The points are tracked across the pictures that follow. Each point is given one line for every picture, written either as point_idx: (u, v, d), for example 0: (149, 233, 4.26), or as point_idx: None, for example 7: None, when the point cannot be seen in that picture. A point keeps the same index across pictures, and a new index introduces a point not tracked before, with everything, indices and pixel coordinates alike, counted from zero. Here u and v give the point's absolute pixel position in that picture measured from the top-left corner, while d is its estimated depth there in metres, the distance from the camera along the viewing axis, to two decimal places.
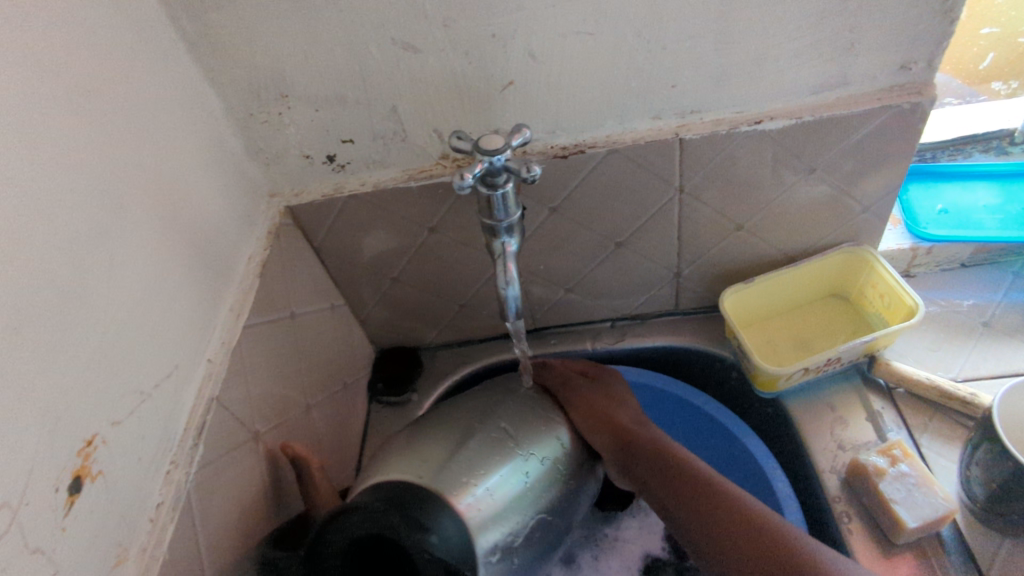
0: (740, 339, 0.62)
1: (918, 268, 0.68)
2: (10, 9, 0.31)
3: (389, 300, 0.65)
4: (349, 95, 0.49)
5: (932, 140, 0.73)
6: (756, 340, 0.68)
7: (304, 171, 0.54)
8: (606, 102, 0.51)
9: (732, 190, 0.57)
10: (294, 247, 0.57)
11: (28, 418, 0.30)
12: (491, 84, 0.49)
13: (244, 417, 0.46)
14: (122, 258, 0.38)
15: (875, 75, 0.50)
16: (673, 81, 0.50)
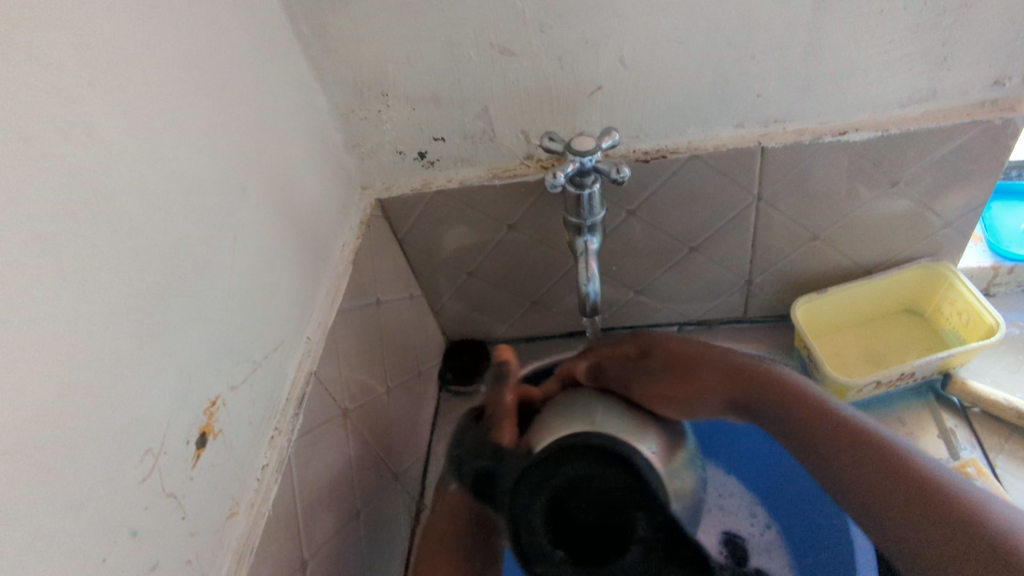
0: (810, 350, 0.62)
1: (997, 287, 0.67)
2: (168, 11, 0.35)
3: (463, 293, 0.68)
4: (445, 96, 0.52)
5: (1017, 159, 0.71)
6: (825, 351, 0.67)
7: (396, 166, 0.57)
8: (690, 109, 0.52)
9: (810, 200, 0.58)
10: (382, 238, 0.60)
11: (167, 375, 0.33)
12: (581, 89, 0.51)
13: (336, 393, 0.49)
14: (243, 237, 0.41)
15: (967, 90, 0.50)
16: (759, 90, 0.51)
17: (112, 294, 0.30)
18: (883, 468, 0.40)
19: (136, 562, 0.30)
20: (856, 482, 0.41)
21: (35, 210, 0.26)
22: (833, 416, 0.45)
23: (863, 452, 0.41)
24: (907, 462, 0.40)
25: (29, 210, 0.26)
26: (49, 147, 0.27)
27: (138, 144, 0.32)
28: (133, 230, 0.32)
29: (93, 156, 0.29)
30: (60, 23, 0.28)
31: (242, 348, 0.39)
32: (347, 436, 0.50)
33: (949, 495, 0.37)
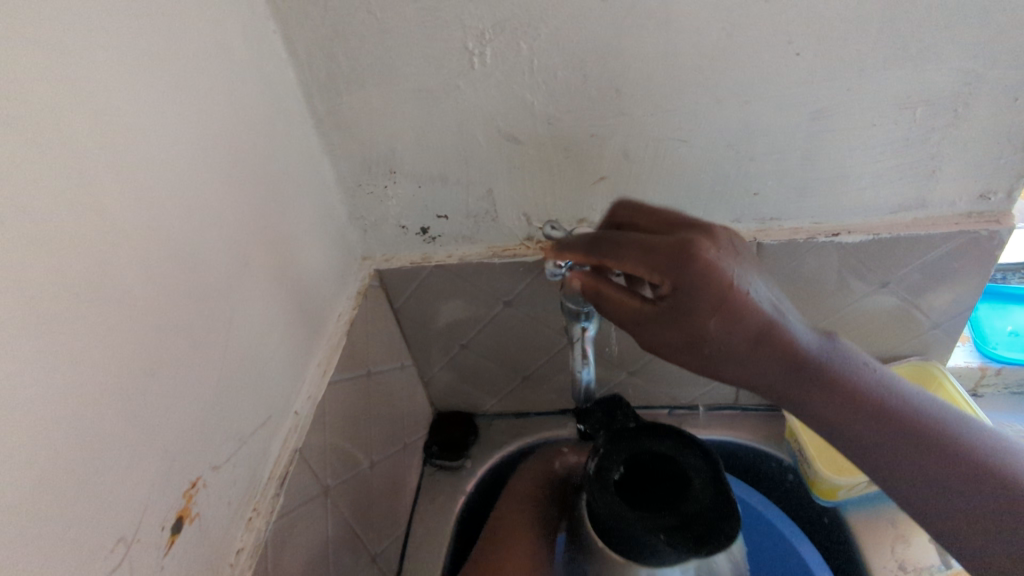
0: (801, 443, 0.62)
1: (985, 388, 0.67)
2: (189, 91, 0.36)
3: (455, 366, 0.68)
4: (451, 176, 0.53)
5: (1004, 262, 0.73)
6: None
7: (397, 239, 0.58)
8: (690, 203, 0.53)
9: (804, 295, 0.59)
10: (377, 308, 0.60)
11: (149, 456, 0.32)
12: (584, 178, 0.52)
13: (320, 468, 0.47)
14: (241, 309, 0.41)
15: (954, 201, 0.52)
16: (756, 189, 0.52)
17: (100, 371, 0.29)
18: (898, 438, 0.40)
19: None
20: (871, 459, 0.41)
21: (30, 286, 0.26)
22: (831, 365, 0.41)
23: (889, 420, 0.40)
24: (904, 421, 0.40)
25: (23, 286, 0.25)
26: (52, 222, 0.27)
27: (143, 217, 0.32)
28: (129, 304, 0.31)
29: (97, 231, 0.29)
30: (79, 101, 0.29)
31: (230, 424, 0.38)
32: (327, 516, 0.48)
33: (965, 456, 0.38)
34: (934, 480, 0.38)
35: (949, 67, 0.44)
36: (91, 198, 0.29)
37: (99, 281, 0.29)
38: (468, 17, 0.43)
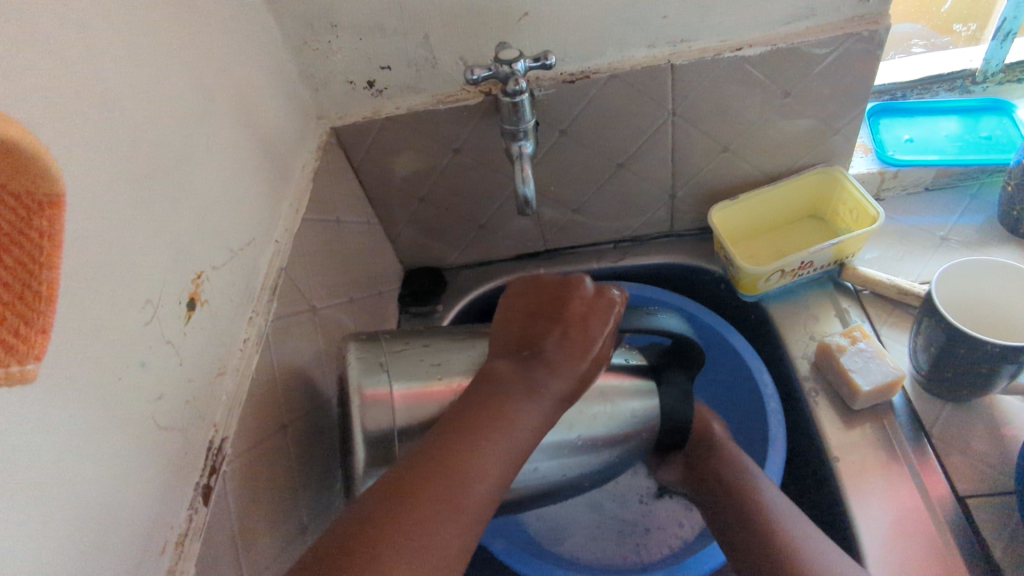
0: (725, 248, 0.70)
1: (887, 192, 0.77)
2: None
3: (417, 220, 0.74)
4: (389, 25, 0.57)
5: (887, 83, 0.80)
6: (740, 252, 0.76)
7: (348, 95, 0.63)
8: (609, 32, 0.59)
9: (720, 114, 0.65)
10: (338, 165, 0.66)
11: (161, 244, 0.38)
12: (510, 15, 0.57)
13: (305, 290, 0.54)
14: (216, 141, 0.46)
15: (839, 7, 0.58)
16: (665, 12, 0.58)
17: (120, 158, 0.35)
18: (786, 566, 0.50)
19: (146, 387, 0.35)
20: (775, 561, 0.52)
21: (56, 71, 0.31)
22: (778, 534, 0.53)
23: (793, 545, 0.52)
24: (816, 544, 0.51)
25: (41, 78, 0.30)
26: (64, 24, 0.31)
27: (126, 39, 0.37)
28: (131, 111, 0.36)
29: (100, 41, 0.34)
30: None
31: (222, 237, 0.45)
32: (317, 329, 0.56)
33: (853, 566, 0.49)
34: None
35: None
36: (91, 9, 0.34)
37: (108, 85, 0.34)
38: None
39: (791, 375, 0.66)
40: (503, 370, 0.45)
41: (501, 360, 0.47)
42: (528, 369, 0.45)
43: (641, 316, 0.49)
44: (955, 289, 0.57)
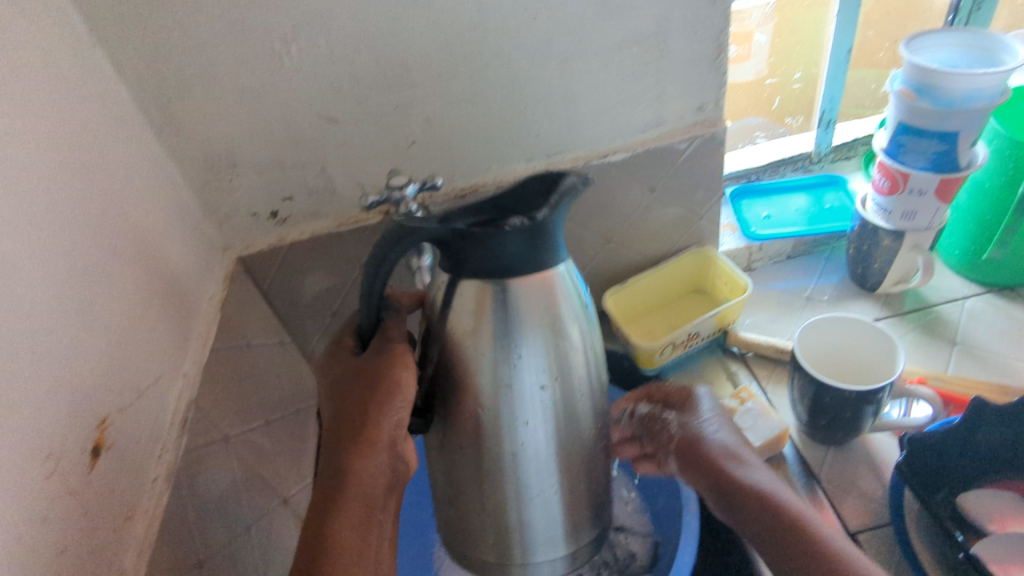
0: (622, 330, 0.76)
1: (757, 262, 0.86)
2: (49, 109, 0.43)
3: (331, 335, 0.77)
4: (288, 161, 0.62)
5: (743, 168, 0.91)
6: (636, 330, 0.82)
7: (252, 226, 0.66)
8: (490, 151, 0.66)
9: (599, 211, 0.73)
10: (247, 292, 0.68)
11: (64, 396, 0.39)
12: (399, 144, 0.64)
13: (217, 420, 0.55)
14: (120, 286, 0.48)
15: (682, 116, 0.69)
16: (537, 131, 0.66)
17: (23, 316, 0.36)
18: (804, 554, 0.48)
19: (48, 543, 0.35)
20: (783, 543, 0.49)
21: None
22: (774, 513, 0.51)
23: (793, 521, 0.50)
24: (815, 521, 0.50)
25: None
26: None
27: (28, 205, 0.39)
28: (36, 270, 0.38)
29: (3, 214, 0.36)
30: None
31: (127, 379, 0.46)
32: (232, 457, 0.56)
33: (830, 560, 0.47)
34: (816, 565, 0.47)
35: (646, 14, 0.60)
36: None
37: (10, 254, 0.36)
38: (274, 13, 0.54)
39: None
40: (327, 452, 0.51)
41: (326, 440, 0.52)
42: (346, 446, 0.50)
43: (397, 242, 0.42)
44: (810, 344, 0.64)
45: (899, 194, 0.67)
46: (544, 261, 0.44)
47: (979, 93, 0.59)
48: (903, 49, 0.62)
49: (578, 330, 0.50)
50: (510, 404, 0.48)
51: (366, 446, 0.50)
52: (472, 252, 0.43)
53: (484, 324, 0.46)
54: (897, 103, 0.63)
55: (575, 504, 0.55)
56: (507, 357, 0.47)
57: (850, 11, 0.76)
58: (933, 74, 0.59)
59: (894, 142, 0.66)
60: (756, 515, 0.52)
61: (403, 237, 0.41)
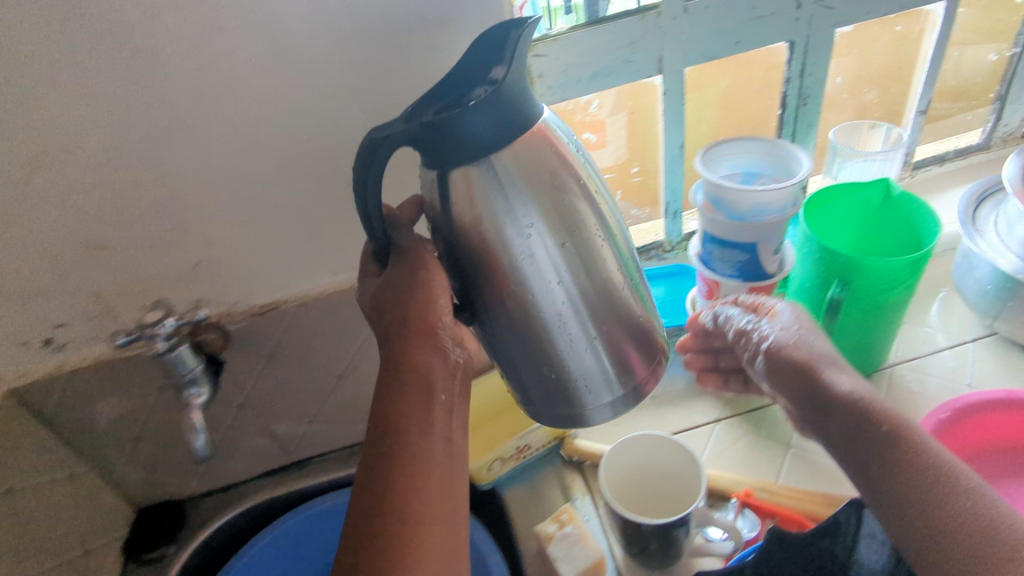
0: None
1: None
2: None
3: (138, 460, 0.71)
4: (54, 289, 0.58)
5: None
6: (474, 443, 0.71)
7: (24, 356, 0.60)
8: (287, 268, 0.63)
9: None
10: (21, 427, 0.62)
11: None
12: (181, 266, 0.60)
13: None
14: None
15: None
16: (336, 246, 0.63)
17: None
18: (906, 493, 0.45)
19: None
20: (893, 493, 0.45)
21: None
22: (898, 426, 0.47)
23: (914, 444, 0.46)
24: (903, 449, 0.46)
25: None
26: None
27: None
28: None
29: None
30: None
31: None
32: None
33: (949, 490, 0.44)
34: (924, 511, 0.44)
35: None
36: None
37: None
38: (7, 143, 0.50)
39: (520, 564, 0.66)
40: (419, 358, 0.49)
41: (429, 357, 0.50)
42: (401, 371, 0.48)
43: (368, 152, 0.43)
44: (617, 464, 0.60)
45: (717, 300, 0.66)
46: (526, 123, 0.45)
47: (767, 207, 0.58)
48: (700, 160, 0.62)
49: (588, 204, 0.49)
50: (518, 253, 0.48)
51: (419, 335, 0.50)
52: (444, 142, 0.44)
53: (485, 201, 0.46)
54: (698, 214, 0.62)
55: (634, 351, 0.53)
56: (505, 215, 0.47)
57: (674, 108, 0.76)
58: (722, 188, 0.58)
59: (704, 250, 0.65)
60: (876, 455, 0.47)
61: (377, 145, 0.43)
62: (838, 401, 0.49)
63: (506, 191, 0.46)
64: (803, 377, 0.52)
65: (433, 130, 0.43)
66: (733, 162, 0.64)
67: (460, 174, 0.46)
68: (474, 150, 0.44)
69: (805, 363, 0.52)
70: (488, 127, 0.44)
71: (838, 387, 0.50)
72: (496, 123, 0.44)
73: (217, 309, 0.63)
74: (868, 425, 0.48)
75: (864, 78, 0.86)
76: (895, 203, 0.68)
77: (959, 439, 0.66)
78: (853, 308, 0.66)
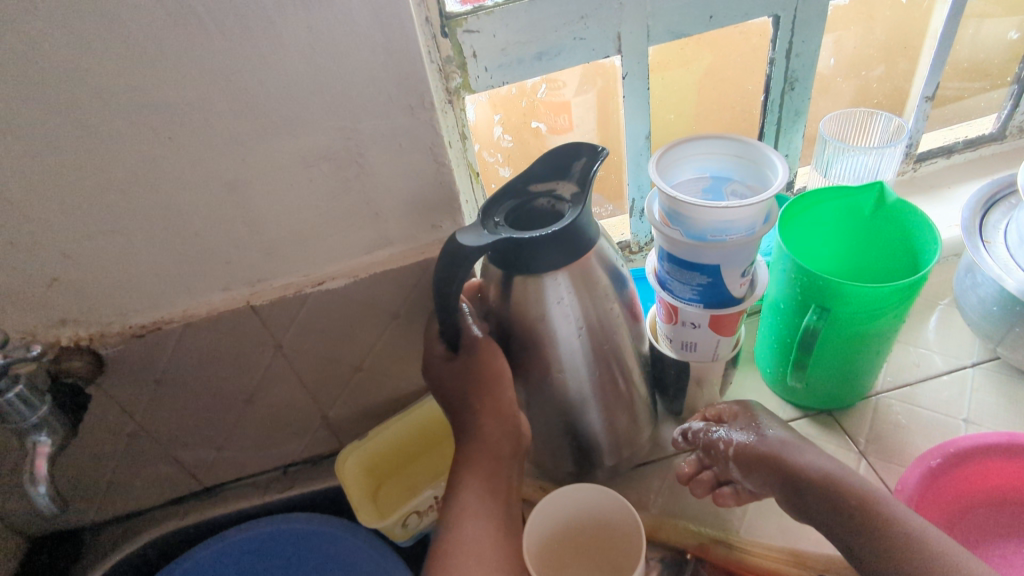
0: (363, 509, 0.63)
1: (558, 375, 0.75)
2: None
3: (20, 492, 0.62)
4: None
5: None
6: (372, 505, 0.65)
7: None
8: (167, 285, 0.54)
9: (334, 339, 0.61)
10: None
11: None
12: (32, 284, 0.50)
13: None
14: None
15: (412, 234, 0.56)
16: (223, 259, 0.53)
17: None
18: (883, 560, 0.45)
19: None
20: (871, 558, 0.45)
21: None
22: (858, 494, 0.48)
23: (874, 509, 0.47)
24: (869, 511, 0.47)
25: None
26: None
27: None
28: None
29: None
30: None
31: None
32: None
33: (912, 552, 0.44)
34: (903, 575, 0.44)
35: (323, 127, 0.48)
36: None
37: None
38: None
39: None
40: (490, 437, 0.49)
41: (491, 429, 0.49)
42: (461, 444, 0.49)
43: (458, 261, 0.43)
44: (544, 524, 0.51)
45: (673, 325, 0.57)
46: (589, 246, 0.47)
47: (730, 225, 0.48)
48: (656, 164, 0.52)
49: (621, 303, 0.52)
50: (563, 349, 0.50)
51: (488, 412, 0.49)
52: (519, 259, 0.45)
53: (545, 305, 0.47)
54: (653, 228, 0.52)
55: (626, 422, 0.58)
56: (560, 318, 0.48)
57: (637, 94, 0.66)
58: (677, 202, 0.48)
59: (661, 268, 0.55)
60: (840, 529, 0.48)
61: (456, 258, 0.42)
62: (794, 480, 0.51)
63: (564, 297, 0.47)
64: (760, 465, 0.54)
65: (511, 247, 0.44)
66: (697, 165, 0.54)
67: (526, 283, 0.47)
68: (544, 271, 0.46)
69: (772, 458, 0.53)
70: (560, 252, 0.45)
71: (795, 462, 0.52)
72: (568, 248, 0.45)
73: (87, 331, 0.54)
74: (830, 497, 0.49)
75: (863, 60, 0.75)
76: (888, 211, 0.57)
77: (952, 487, 0.57)
78: (834, 336, 0.56)
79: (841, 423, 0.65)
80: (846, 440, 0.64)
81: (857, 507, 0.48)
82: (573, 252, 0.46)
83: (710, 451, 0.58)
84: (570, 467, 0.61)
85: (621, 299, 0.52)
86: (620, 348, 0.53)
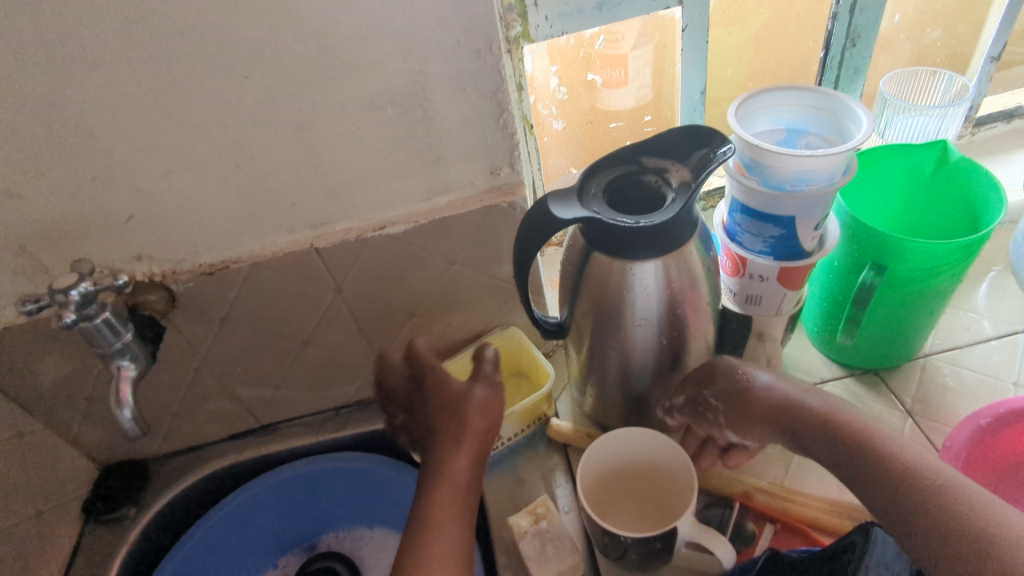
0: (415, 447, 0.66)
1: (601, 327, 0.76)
2: None
3: (94, 420, 0.66)
4: None
5: None
6: None
7: None
8: (235, 224, 0.56)
9: (391, 284, 0.63)
10: None
11: None
12: (112, 218, 0.53)
13: None
14: None
15: (472, 181, 0.57)
16: (290, 201, 0.55)
17: None
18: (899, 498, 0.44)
19: None
20: (886, 499, 0.45)
21: None
22: (879, 438, 0.47)
23: (891, 452, 0.46)
24: (891, 452, 0.46)
25: None
26: None
27: None
28: None
29: None
30: None
31: None
32: None
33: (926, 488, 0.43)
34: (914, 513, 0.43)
35: (392, 69, 0.48)
36: None
37: None
38: None
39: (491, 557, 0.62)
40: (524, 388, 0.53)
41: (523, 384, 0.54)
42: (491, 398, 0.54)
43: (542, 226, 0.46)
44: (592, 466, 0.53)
45: (739, 277, 0.57)
46: (686, 234, 0.48)
47: (811, 175, 0.49)
48: (733, 113, 0.52)
49: (707, 276, 0.52)
50: (640, 312, 0.51)
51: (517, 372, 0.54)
52: (612, 239, 0.47)
53: (629, 276, 0.49)
54: (728, 176, 0.53)
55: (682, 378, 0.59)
56: (640, 287, 0.50)
57: (696, 47, 0.65)
58: (759, 148, 0.49)
59: (732, 220, 0.56)
60: (857, 469, 0.47)
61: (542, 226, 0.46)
62: (812, 426, 0.51)
63: (649, 273, 0.49)
64: (774, 417, 0.53)
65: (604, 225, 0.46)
66: (774, 117, 0.54)
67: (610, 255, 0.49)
68: (634, 253, 0.47)
69: (787, 410, 0.53)
70: (654, 240, 0.46)
71: (814, 411, 0.51)
72: (660, 236, 0.46)
73: (159, 268, 0.57)
74: (848, 439, 0.48)
75: (928, 17, 0.72)
76: (950, 169, 0.57)
77: (998, 447, 0.57)
78: (890, 292, 0.56)
79: (888, 383, 0.66)
80: (892, 399, 0.64)
81: (874, 451, 0.47)
82: (665, 239, 0.47)
83: (701, 422, 0.57)
84: (618, 414, 0.62)
85: (703, 268, 0.52)
86: (696, 313, 0.54)
